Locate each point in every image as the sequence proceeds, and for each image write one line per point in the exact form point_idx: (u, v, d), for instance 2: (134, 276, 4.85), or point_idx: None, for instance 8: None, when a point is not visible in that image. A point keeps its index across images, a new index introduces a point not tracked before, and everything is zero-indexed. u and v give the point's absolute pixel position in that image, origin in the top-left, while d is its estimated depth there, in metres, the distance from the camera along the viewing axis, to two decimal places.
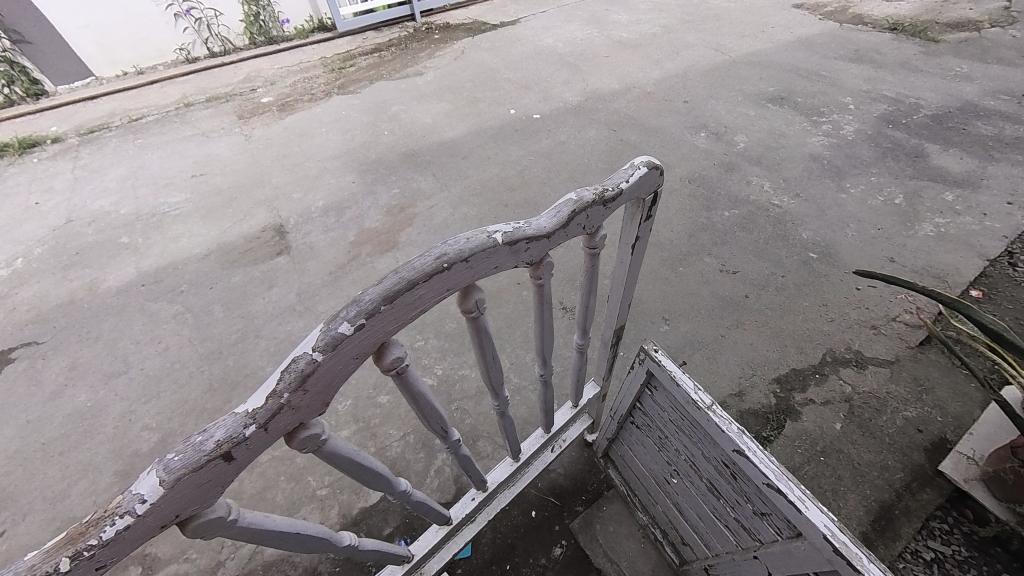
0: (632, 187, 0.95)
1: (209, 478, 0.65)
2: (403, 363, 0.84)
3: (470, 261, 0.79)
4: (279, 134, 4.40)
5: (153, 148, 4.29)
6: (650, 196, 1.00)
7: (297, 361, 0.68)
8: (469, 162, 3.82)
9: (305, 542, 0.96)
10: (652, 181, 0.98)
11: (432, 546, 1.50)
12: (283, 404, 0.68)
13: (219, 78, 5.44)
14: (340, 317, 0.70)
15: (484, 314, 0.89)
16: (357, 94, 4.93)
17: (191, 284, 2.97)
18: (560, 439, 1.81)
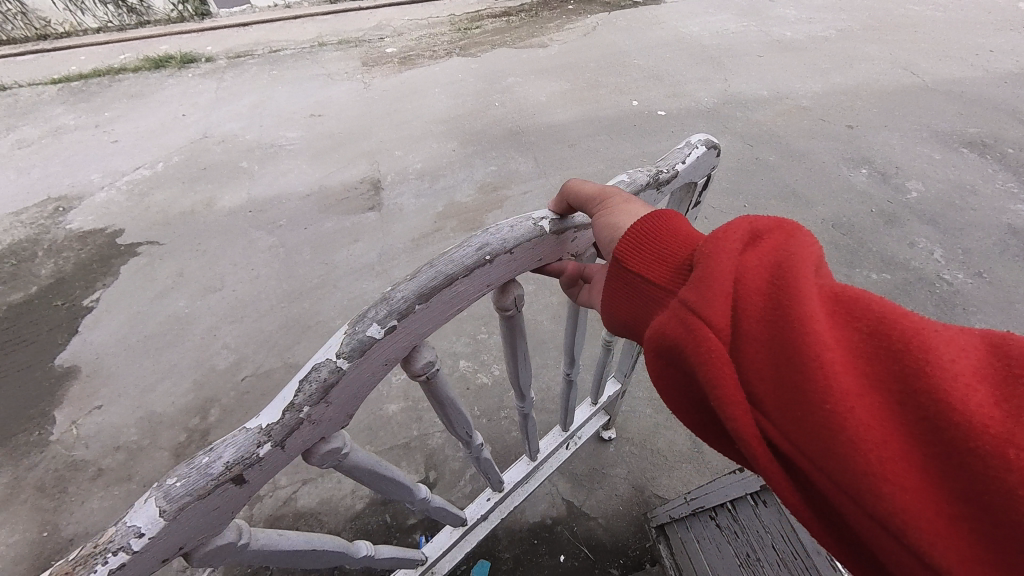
0: (683, 170, 1.07)
1: (216, 505, 0.65)
2: (430, 368, 0.87)
3: (513, 254, 0.85)
4: (395, 87, 4.44)
5: (283, 82, 4.56)
6: (694, 178, 1.15)
7: (320, 369, 0.70)
8: (575, 151, 3.55)
9: (321, 557, 0.95)
10: (701, 163, 1.14)
11: (445, 547, 1.45)
12: (302, 419, 0.69)
13: (353, 22, 5.61)
14: (369, 320, 0.73)
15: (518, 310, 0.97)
16: (476, 59, 4.80)
17: (288, 220, 3.11)
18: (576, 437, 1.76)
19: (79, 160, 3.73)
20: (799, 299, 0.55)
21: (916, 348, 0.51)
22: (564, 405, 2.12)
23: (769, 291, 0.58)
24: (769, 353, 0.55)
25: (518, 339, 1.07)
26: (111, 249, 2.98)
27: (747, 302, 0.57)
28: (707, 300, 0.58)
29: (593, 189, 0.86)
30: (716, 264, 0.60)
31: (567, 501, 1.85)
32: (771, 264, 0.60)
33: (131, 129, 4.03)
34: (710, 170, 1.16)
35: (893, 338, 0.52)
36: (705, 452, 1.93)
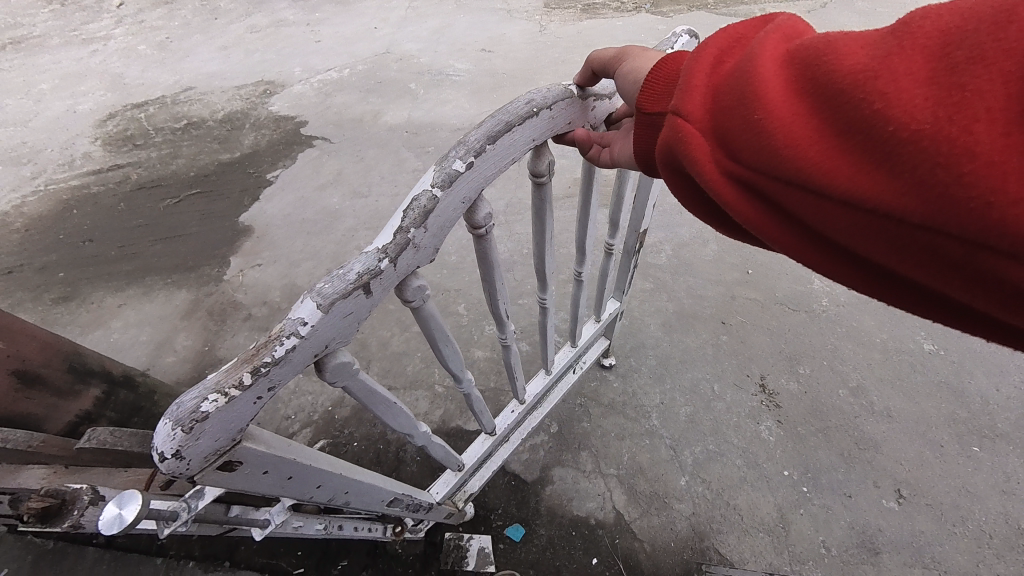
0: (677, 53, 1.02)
1: (353, 310, 0.65)
2: (488, 223, 0.81)
3: (552, 111, 0.81)
4: (570, 36, 4.22)
5: (466, 12, 4.63)
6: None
7: (418, 198, 0.68)
8: None
9: (400, 422, 0.96)
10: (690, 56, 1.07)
11: (482, 455, 1.45)
12: (410, 239, 0.67)
13: None
14: (451, 156, 0.70)
15: (552, 178, 0.89)
16: (666, 19, 4.31)
17: (436, 149, 3.26)
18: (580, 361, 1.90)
19: (290, 53, 4.29)
20: (752, 72, 0.60)
21: (854, 66, 0.52)
22: (644, 417, 1.99)
23: (729, 78, 0.62)
24: (737, 126, 0.60)
25: (546, 219, 0.97)
26: (295, 136, 3.44)
27: (713, 96, 0.63)
28: (683, 104, 0.65)
29: (610, 52, 0.85)
30: (687, 75, 0.66)
31: (617, 511, 1.78)
32: (732, 59, 0.64)
33: (333, 33, 4.49)
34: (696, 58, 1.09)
35: (851, 92, 0.52)
36: (791, 533, 1.67)
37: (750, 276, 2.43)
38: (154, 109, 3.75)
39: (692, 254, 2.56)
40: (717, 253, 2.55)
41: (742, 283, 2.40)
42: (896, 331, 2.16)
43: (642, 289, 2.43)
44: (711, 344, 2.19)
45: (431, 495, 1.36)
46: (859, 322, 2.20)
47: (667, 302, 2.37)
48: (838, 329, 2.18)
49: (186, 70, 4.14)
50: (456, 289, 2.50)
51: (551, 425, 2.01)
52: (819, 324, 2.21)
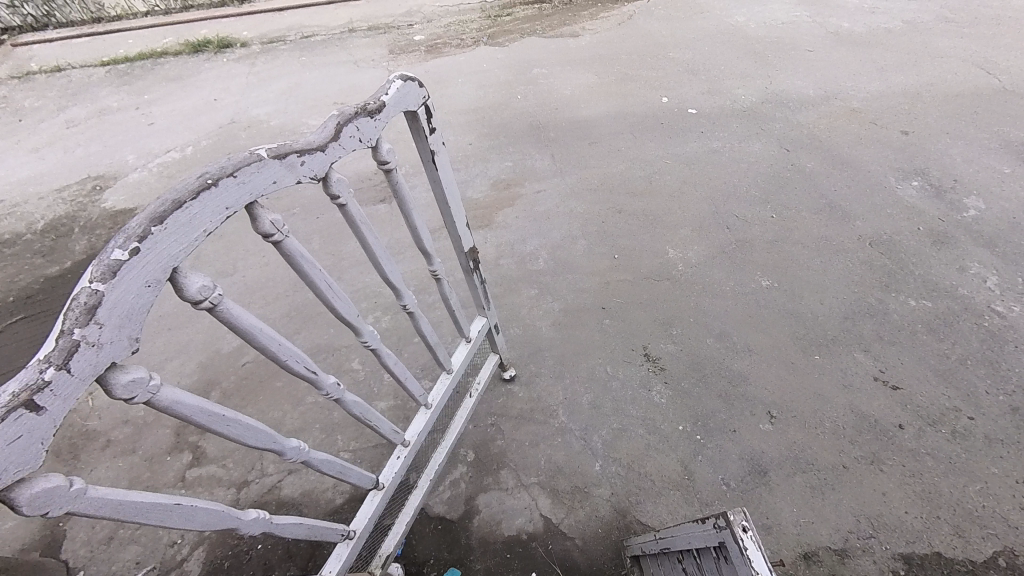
0: (394, 102, 1.04)
1: (16, 433, 0.62)
2: (213, 296, 0.81)
3: (240, 176, 0.80)
4: (420, 76, 4.40)
5: (313, 69, 4.62)
6: (422, 108, 1.12)
7: (77, 297, 0.66)
8: (596, 150, 3.41)
9: (195, 517, 0.93)
10: (419, 98, 1.10)
11: (372, 515, 1.41)
12: (78, 340, 0.66)
13: (386, 8, 5.64)
14: (111, 245, 0.68)
15: (285, 234, 0.91)
16: (504, 48, 4.69)
17: (302, 208, 3.16)
18: (475, 384, 1.99)
19: (119, 141, 3.92)
20: None
21: None
22: (553, 416, 2.05)
23: None
24: None
25: (307, 269, 0.99)
26: None
27: None
28: None
29: None
30: None
31: (545, 517, 1.80)
32: None
33: (167, 112, 4.21)
34: (429, 95, 1.12)
35: None
36: (697, 481, 1.82)
37: (619, 259, 2.66)
38: None
39: (567, 252, 2.74)
40: (588, 246, 2.76)
41: (613, 268, 2.62)
42: (740, 277, 2.50)
43: (529, 296, 2.54)
44: (598, 331, 2.34)
45: None
46: (712, 276, 2.52)
47: (554, 301, 2.50)
48: (696, 287, 2.48)
49: None
50: (347, 345, 2.41)
51: (468, 454, 1.97)
52: (681, 287, 2.48)
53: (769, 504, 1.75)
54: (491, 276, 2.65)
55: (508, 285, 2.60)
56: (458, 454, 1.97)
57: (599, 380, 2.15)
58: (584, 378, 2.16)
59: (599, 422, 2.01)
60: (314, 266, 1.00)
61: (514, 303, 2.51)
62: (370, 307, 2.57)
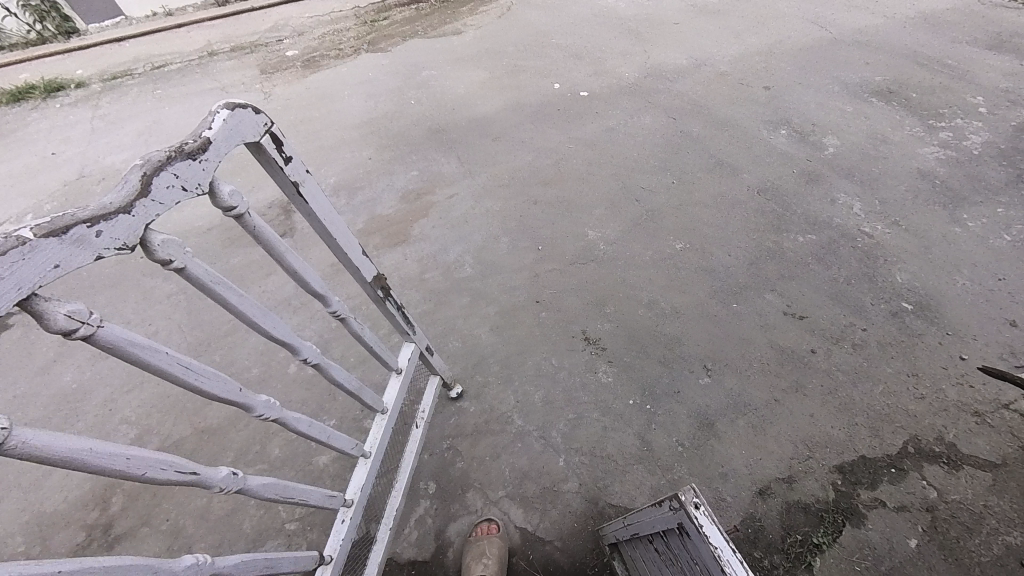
0: (226, 138, 0.89)
1: None
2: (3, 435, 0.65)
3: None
4: (301, 94, 4.07)
5: (172, 102, 4.08)
6: (266, 136, 0.98)
7: None
8: (500, 145, 3.39)
9: None
10: (260, 126, 0.96)
11: None
12: None
13: (248, 25, 5.15)
14: None
15: (101, 324, 0.75)
16: (387, 53, 4.49)
17: (189, 261, 2.78)
18: (420, 413, 1.88)
19: None
20: None
21: None
22: (509, 423, 1.99)
23: None
24: None
25: (148, 356, 0.84)
26: None
27: None
28: None
29: None
30: None
31: (521, 529, 1.74)
32: None
33: None
34: (271, 120, 0.98)
35: None
36: (656, 449, 1.87)
37: (543, 250, 2.67)
38: None
39: (491, 252, 2.68)
40: (511, 242, 2.73)
41: (540, 260, 2.62)
42: (656, 245, 2.62)
43: (461, 305, 2.45)
44: (536, 325, 2.32)
45: None
46: (631, 249, 2.61)
47: (487, 305, 2.43)
48: (620, 263, 2.55)
49: None
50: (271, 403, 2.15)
51: (428, 486, 1.85)
52: (606, 266, 2.54)
53: (721, 453, 1.84)
54: (419, 294, 2.52)
55: (438, 298, 2.49)
56: (419, 489, 1.84)
57: (546, 374, 2.12)
58: (532, 376, 2.12)
59: (555, 417, 1.98)
60: (157, 350, 0.85)
61: (447, 315, 2.41)
62: (290, 355, 2.32)
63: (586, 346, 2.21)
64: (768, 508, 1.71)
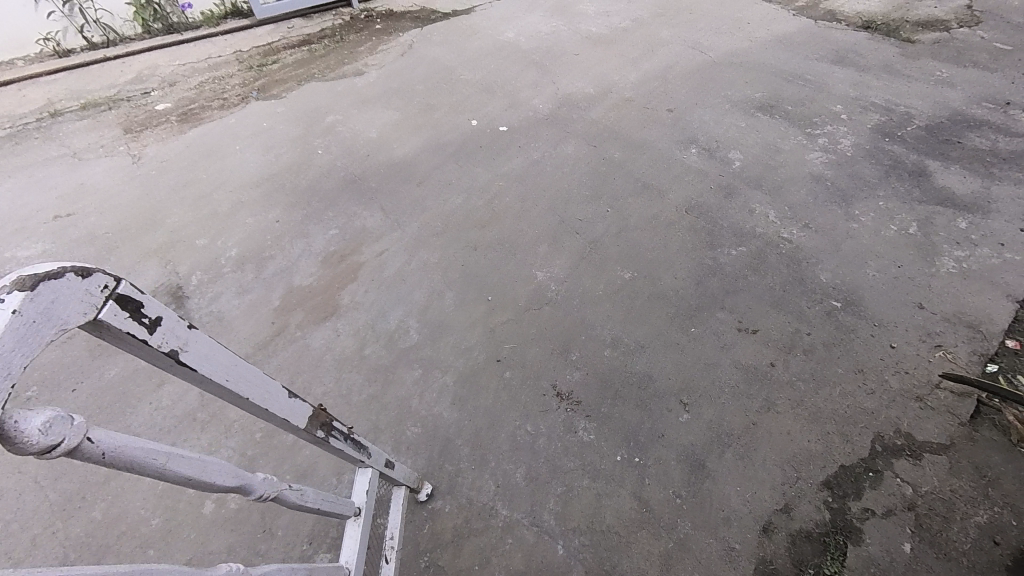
0: (27, 334, 0.59)
1: None
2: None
3: None
4: (180, 153, 3.50)
5: (2, 178, 3.28)
6: (103, 306, 0.69)
7: None
8: (426, 190, 3.16)
9: None
10: (93, 293, 0.67)
11: None
12: None
13: (101, 77, 4.39)
14: None
15: None
16: (282, 99, 4.06)
17: (43, 384, 2.14)
18: (387, 540, 1.60)
19: None
20: None
21: None
22: (493, 515, 1.73)
23: None
24: None
25: None
26: None
27: None
28: None
29: None
30: None
31: None
32: None
33: None
34: (112, 283, 0.70)
35: None
36: (654, 508, 1.74)
37: (493, 299, 2.47)
38: None
39: (437, 311, 2.42)
40: (457, 295, 2.49)
41: (491, 310, 2.41)
42: (605, 277, 2.56)
43: (413, 380, 2.15)
44: (501, 388, 2.10)
45: None
46: (583, 286, 2.52)
47: (443, 374, 2.16)
48: (574, 301, 2.44)
49: None
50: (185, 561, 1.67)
51: None
52: (561, 307, 2.42)
53: (717, 495, 1.76)
54: (361, 374, 2.18)
55: (385, 376, 2.17)
56: None
57: (523, 445, 1.91)
58: (508, 450, 1.89)
59: (543, 496, 1.77)
60: None
61: (398, 396, 2.09)
62: (205, 486, 1.84)
63: (560, 403, 2.03)
64: (776, 547, 1.65)
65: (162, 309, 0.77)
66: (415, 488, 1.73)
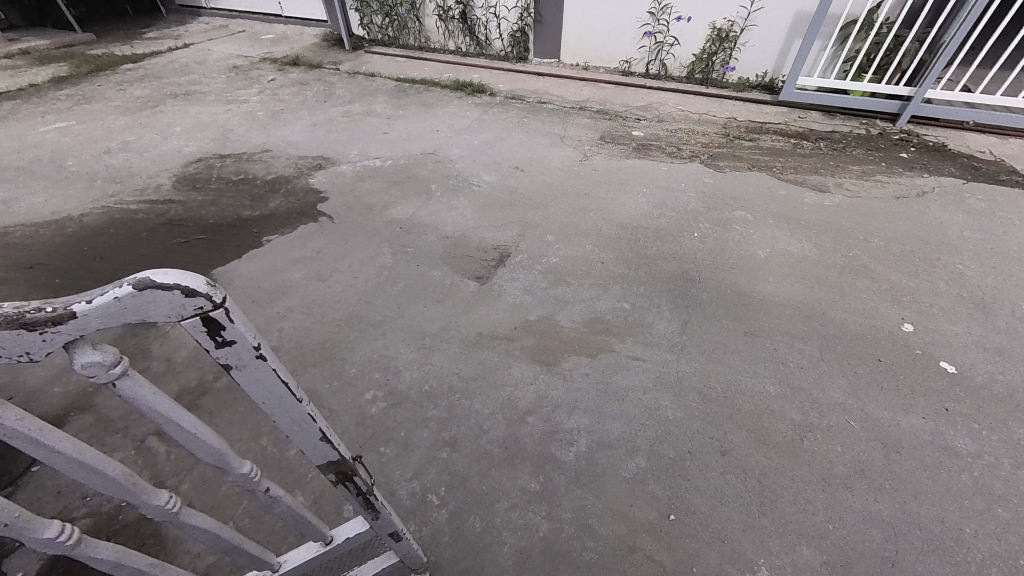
0: (108, 309, 0.61)
1: None
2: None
3: None
4: (607, 171, 4.11)
5: (523, 131, 4.84)
6: (196, 319, 0.66)
7: None
8: (745, 345, 2.47)
9: None
10: (186, 308, 0.64)
11: None
12: None
13: (627, 96, 5.58)
14: None
15: None
16: (717, 174, 4.01)
17: (415, 250, 3.25)
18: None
19: (355, 138, 4.71)
20: None
21: None
22: None
23: None
24: None
25: None
26: (308, 210, 3.69)
27: None
28: None
29: None
30: None
31: None
32: None
33: (400, 127, 4.90)
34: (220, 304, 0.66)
35: None
36: None
37: (670, 524, 1.79)
38: (230, 161, 4.36)
39: (610, 462, 1.99)
40: (642, 473, 1.95)
41: (653, 531, 1.77)
42: None
43: (523, 488, 1.92)
44: None
45: None
46: None
47: (545, 519, 1.82)
48: None
49: (274, 137, 4.78)
50: (333, 406, 2.26)
51: None
52: None
53: None
54: (504, 431, 2.12)
55: (514, 456, 2.02)
56: None
57: None
58: None
59: None
60: None
61: (502, 483, 1.93)
62: (380, 381, 2.37)
63: None
64: None
65: (241, 338, 0.71)
66: (410, 565, 1.56)
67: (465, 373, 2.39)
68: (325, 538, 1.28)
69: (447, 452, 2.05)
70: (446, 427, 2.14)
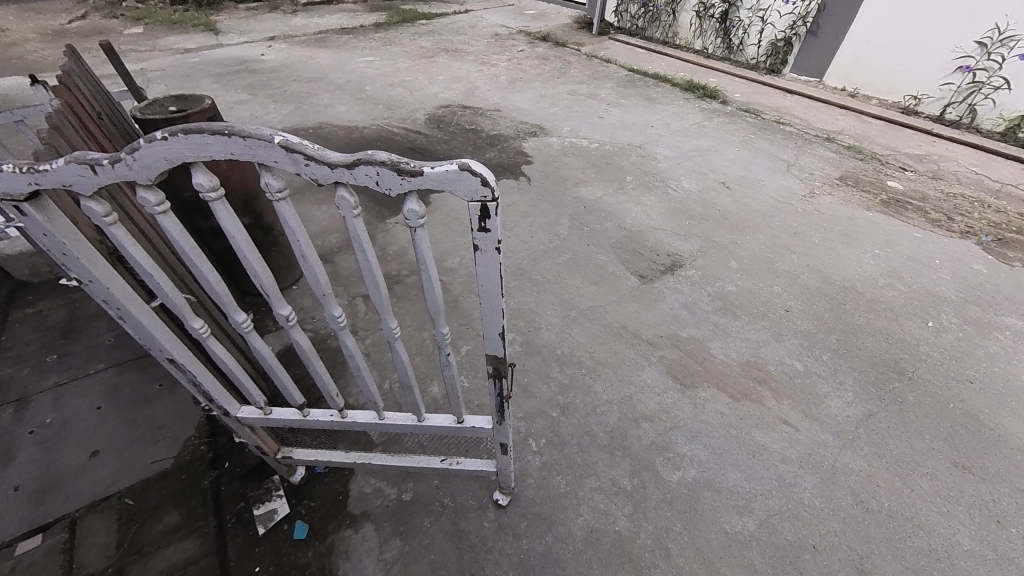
0: (438, 177, 0.85)
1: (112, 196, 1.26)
2: (150, 208, 0.97)
3: (248, 142, 0.87)
4: (833, 216, 3.48)
5: (744, 147, 4.41)
6: (479, 204, 0.88)
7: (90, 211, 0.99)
8: (948, 476, 1.92)
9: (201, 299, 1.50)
10: (477, 195, 0.87)
11: (282, 422, 1.54)
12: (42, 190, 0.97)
13: (897, 137, 4.53)
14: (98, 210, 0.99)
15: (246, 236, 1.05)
16: (998, 264, 3.02)
17: (590, 231, 3.38)
18: (455, 460, 1.76)
19: (572, 116, 5.00)
20: None
21: None
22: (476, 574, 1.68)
23: None
24: None
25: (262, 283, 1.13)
26: (513, 167, 4.15)
27: None
28: None
29: None
30: None
31: None
32: None
33: (616, 115, 5.00)
34: (495, 200, 0.86)
35: None
36: None
37: None
38: (468, 112, 5.14)
39: (711, 505, 1.86)
40: (745, 536, 1.77)
41: None
42: None
43: (614, 479, 1.94)
44: None
45: (237, 408, 1.52)
46: None
47: (625, 517, 1.82)
48: None
49: (506, 100, 5.42)
50: None
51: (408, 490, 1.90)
52: None
53: None
54: (615, 422, 2.15)
55: (616, 448, 2.05)
56: (405, 483, 1.92)
57: None
58: None
59: None
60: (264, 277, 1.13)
61: (596, 464, 1.99)
62: (523, 328, 2.63)
63: None
64: None
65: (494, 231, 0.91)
66: (500, 479, 1.77)
67: (598, 356, 2.46)
68: (458, 416, 1.55)
69: (558, 413, 2.19)
70: (564, 392, 2.28)
